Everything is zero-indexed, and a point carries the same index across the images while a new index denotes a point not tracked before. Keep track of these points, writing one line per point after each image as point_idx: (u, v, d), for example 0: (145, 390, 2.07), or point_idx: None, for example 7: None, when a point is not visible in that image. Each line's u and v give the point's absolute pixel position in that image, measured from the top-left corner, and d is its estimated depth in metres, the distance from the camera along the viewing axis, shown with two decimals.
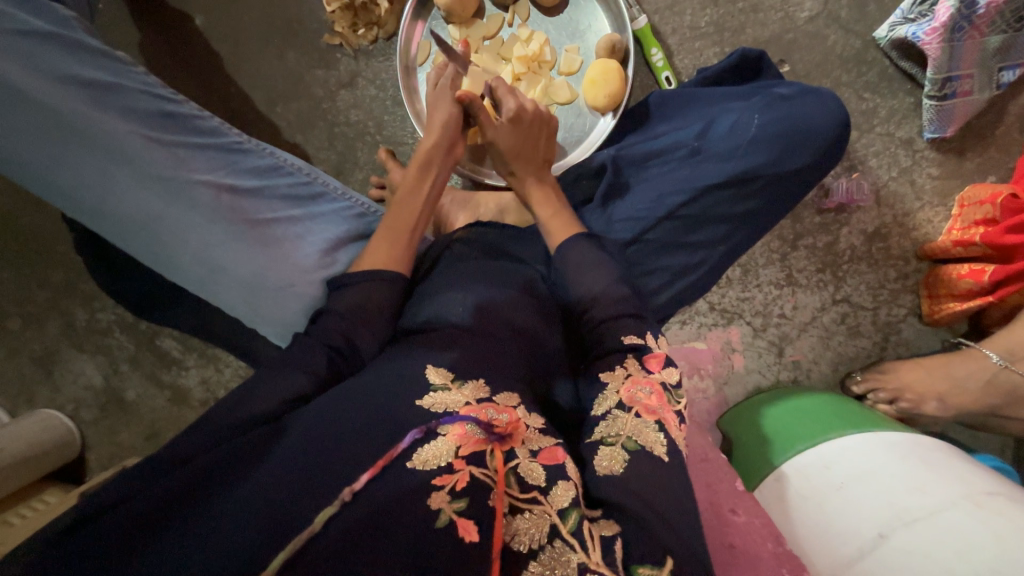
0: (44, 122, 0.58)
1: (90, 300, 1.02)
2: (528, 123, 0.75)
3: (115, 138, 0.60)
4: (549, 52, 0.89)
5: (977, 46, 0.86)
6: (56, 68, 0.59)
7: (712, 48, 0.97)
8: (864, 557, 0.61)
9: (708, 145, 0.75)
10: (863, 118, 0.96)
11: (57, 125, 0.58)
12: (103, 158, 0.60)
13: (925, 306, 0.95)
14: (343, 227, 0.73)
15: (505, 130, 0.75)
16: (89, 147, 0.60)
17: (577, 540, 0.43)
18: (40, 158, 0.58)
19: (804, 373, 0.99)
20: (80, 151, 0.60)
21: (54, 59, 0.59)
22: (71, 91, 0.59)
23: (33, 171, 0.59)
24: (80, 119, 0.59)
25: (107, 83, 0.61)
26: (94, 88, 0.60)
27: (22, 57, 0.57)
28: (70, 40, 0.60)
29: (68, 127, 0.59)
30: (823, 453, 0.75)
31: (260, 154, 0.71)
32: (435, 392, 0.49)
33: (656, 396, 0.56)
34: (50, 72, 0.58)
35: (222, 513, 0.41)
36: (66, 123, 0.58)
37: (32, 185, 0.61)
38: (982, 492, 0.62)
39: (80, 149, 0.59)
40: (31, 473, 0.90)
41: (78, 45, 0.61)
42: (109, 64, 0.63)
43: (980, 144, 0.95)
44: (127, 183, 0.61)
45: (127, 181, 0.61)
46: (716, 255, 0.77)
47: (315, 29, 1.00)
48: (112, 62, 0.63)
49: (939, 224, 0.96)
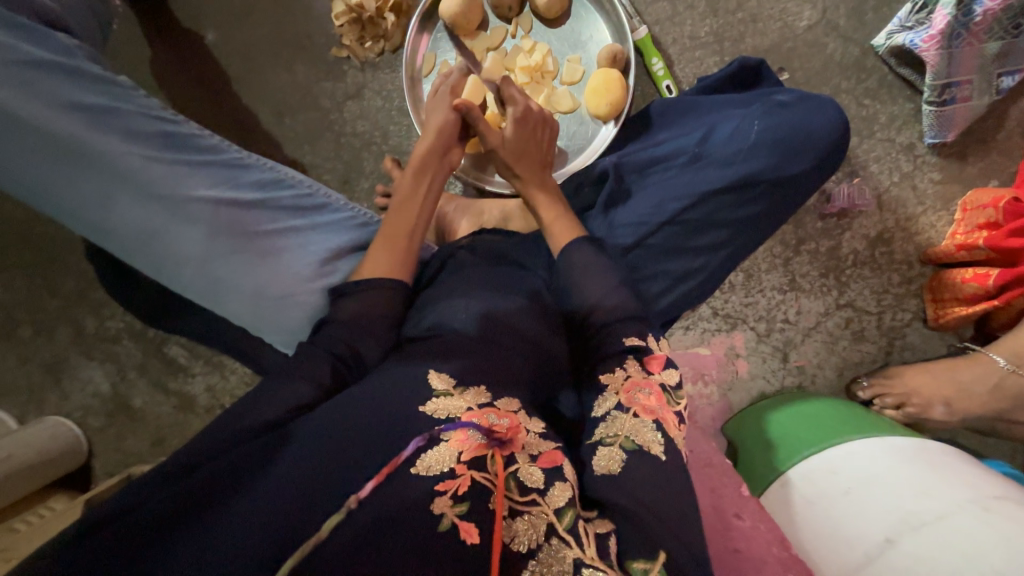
0: (46, 148, 0.59)
1: (99, 309, 1.03)
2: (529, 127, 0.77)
3: (116, 159, 0.61)
4: (551, 63, 0.91)
5: (975, 52, 0.87)
6: (57, 94, 0.60)
7: (712, 57, 0.99)
8: (872, 563, 0.60)
9: (709, 151, 0.75)
10: (863, 125, 0.97)
11: (60, 150, 0.59)
12: (104, 179, 0.61)
13: (929, 310, 0.95)
14: (346, 237, 0.74)
15: (508, 132, 0.76)
16: (92, 171, 0.61)
17: (572, 536, 0.44)
18: (45, 183, 0.60)
19: (809, 379, 0.99)
20: (82, 174, 0.61)
21: (53, 87, 0.60)
22: (73, 116, 0.60)
23: (38, 196, 0.61)
24: (80, 143, 0.60)
25: (106, 106, 0.62)
26: (94, 112, 0.61)
27: (25, 86, 0.58)
28: (70, 67, 0.61)
29: (69, 152, 0.60)
30: (829, 458, 0.74)
31: (261, 168, 0.71)
32: (439, 398, 0.50)
33: (655, 396, 0.56)
34: (53, 99, 0.59)
35: (233, 518, 0.41)
36: (68, 148, 0.59)
37: (39, 208, 0.63)
38: (989, 496, 0.61)
39: (84, 172, 0.61)
40: (37, 481, 0.90)
41: (78, 71, 0.61)
42: (107, 88, 0.63)
43: (981, 149, 0.96)
44: (128, 203, 0.62)
45: (128, 201, 0.62)
46: (718, 259, 0.77)
47: (322, 43, 1.02)
48: (109, 85, 0.63)
49: (942, 228, 0.96)
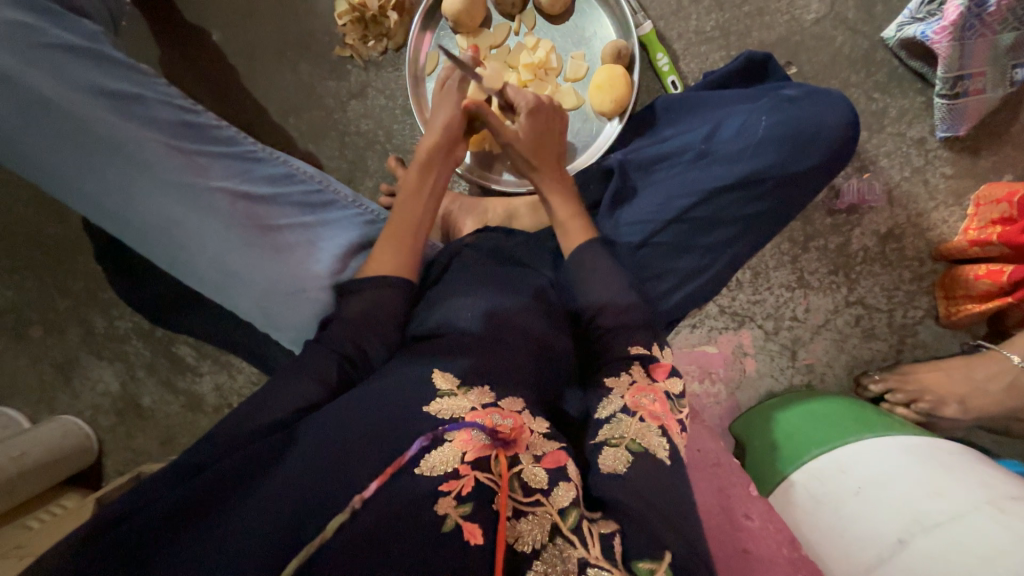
0: (68, 131, 0.59)
1: (109, 309, 1.04)
2: (547, 112, 0.76)
3: (135, 146, 0.62)
4: (554, 59, 0.90)
5: (989, 44, 0.85)
6: (81, 78, 0.60)
7: (718, 52, 0.97)
8: (884, 564, 0.60)
9: (715, 147, 0.75)
10: (873, 119, 0.95)
11: (82, 133, 0.60)
12: (124, 165, 0.62)
13: (941, 307, 0.93)
14: (354, 234, 0.73)
15: (523, 122, 0.75)
16: (112, 156, 0.61)
17: (577, 537, 0.43)
18: (66, 165, 0.60)
19: (818, 377, 0.97)
20: (102, 159, 0.61)
21: (80, 70, 0.60)
22: (97, 101, 0.60)
23: (57, 177, 0.61)
24: (103, 127, 0.60)
25: (130, 92, 0.63)
26: (118, 97, 0.62)
27: (51, 68, 0.59)
28: (96, 53, 0.62)
29: (90, 135, 0.60)
30: (839, 457, 0.74)
31: (275, 162, 0.71)
32: (442, 397, 0.50)
33: (660, 403, 0.57)
34: (78, 82, 0.60)
35: (239, 518, 0.41)
36: (89, 131, 0.60)
37: (54, 191, 0.63)
38: (1005, 496, 0.60)
39: (104, 156, 0.61)
40: (49, 479, 0.91)
41: (104, 58, 0.62)
42: (132, 75, 0.64)
43: (994, 142, 0.94)
44: (146, 190, 0.63)
45: (146, 189, 0.63)
46: (725, 257, 0.76)
47: (326, 42, 1.02)
48: (134, 73, 0.64)
49: (955, 224, 0.95)
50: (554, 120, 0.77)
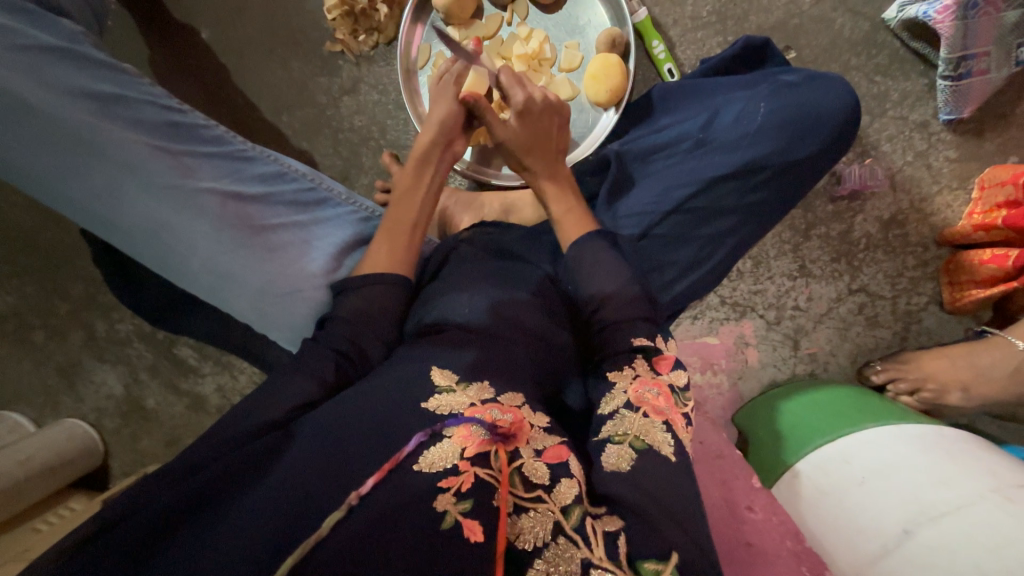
0: (51, 134, 0.59)
1: (108, 312, 1.04)
2: (537, 115, 0.73)
3: (119, 149, 0.61)
4: (549, 50, 0.89)
5: (993, 22, 0.83)
6: (63, 81, 0.60)
7: (715, 38, 0.96)
8: (888, 554, 0.60)
9: (713, 136, 0.74)
10: (875, 103, 0.94)
11: (64, 136, 0.59)
12: (109, 168, 0.61)
13: (946, 293, 0.92)
14: (349, 232, 0.72)
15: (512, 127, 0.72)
16: (96, 159, 0.61)
17: (580, 536, 0.43)
18: (51, 169, 0.60)
19: (822, 366, 0.97)
20: (86, 162, 0.60)
21: (60, 74, 0.60)
22: (79, 104, 0.60)
23: (42, 181, 0.60)
24: (85, 130, 0.60)
25: (112, 94, 0.62)
26: (100, 99, 0.61)
27: (31, 71, 0.58)
28: (75, 54, 0.61)
29: (73, 138, 0.60)
30: (845, 448, 0.73)
31: (265, 160, 0.70)
32: (440, 395, 0.49)
33: (664, 397, 0.56)
34: (58, 85, 0.59)
35: (233, 522, 0.41)
36: (72, 134, 0.60)
37: (44, 196, 0.63)
38: (1012, 485, 0.59)
39: (89, 160, 0.60)
40: (56, 482, 0.92)
41: (86, 59, 0.62)
42: (115, 76, 0.63)
43: (1000, 124, 0.92)
44: (134, 193, 0.62)
45: (134, 191, 0.62)
46: (724, 249, 0.75)
47: (317, 38, 1.01)
48: (116, 74, 0.64)
49: (958, 208, 0.93)
50: (558, 112, 0.75)
